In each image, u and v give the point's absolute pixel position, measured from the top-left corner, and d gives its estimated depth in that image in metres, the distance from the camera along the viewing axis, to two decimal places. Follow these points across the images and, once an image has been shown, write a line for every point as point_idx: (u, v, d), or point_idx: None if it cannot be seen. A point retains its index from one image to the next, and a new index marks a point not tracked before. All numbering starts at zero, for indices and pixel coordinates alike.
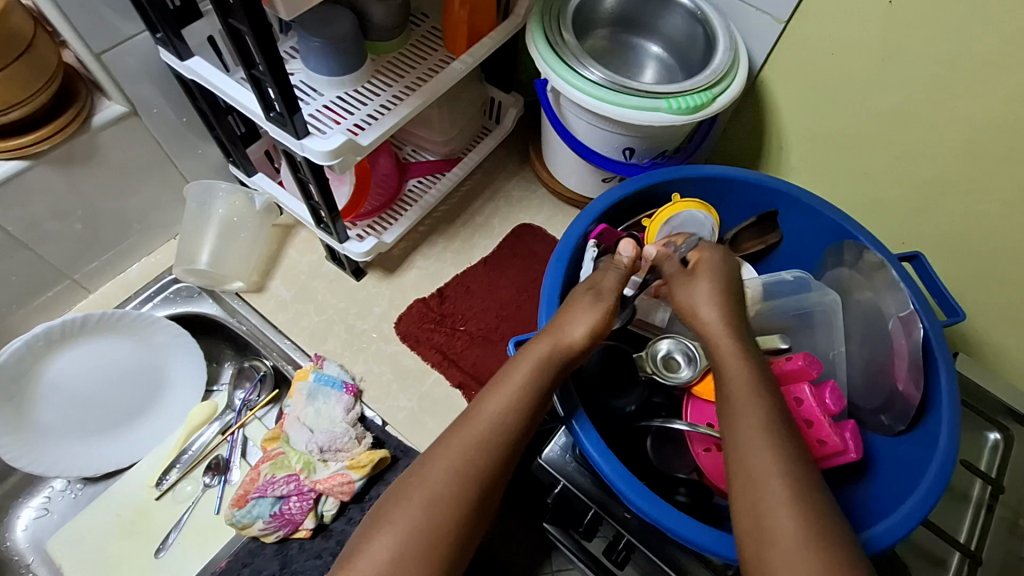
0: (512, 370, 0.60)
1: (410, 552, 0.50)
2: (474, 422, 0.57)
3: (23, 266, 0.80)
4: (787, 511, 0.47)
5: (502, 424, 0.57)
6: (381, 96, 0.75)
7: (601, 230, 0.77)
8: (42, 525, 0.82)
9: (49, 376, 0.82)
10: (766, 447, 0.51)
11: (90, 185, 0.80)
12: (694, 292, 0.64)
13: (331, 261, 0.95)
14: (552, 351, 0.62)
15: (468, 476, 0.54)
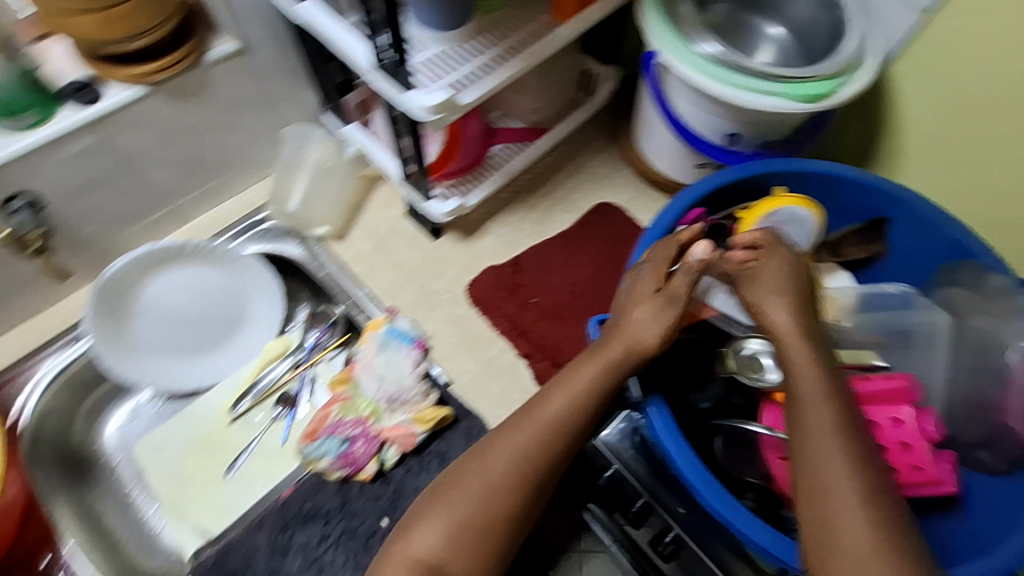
0: (578, 371, 0.63)
1: (462, 534, 0.59)
2: (535, 418, 0.62)
3: (131, 189, 0.83)
4: (857, 528, 0.48)
5: (561, 423, 0.62)
6: (482, 56, 0.71)
7: (693, 217, 0.74)
8: (129, 432, 0.87)
9: (144, 296, 0.87)
10: (843, 463, 0.51)
11: (197, 118, 0.82)
12: (768, 299, 0.61)
13: (410, 219, 0.95)
14: (621, 354, 0.63)
15: (523, 470, 0.60)
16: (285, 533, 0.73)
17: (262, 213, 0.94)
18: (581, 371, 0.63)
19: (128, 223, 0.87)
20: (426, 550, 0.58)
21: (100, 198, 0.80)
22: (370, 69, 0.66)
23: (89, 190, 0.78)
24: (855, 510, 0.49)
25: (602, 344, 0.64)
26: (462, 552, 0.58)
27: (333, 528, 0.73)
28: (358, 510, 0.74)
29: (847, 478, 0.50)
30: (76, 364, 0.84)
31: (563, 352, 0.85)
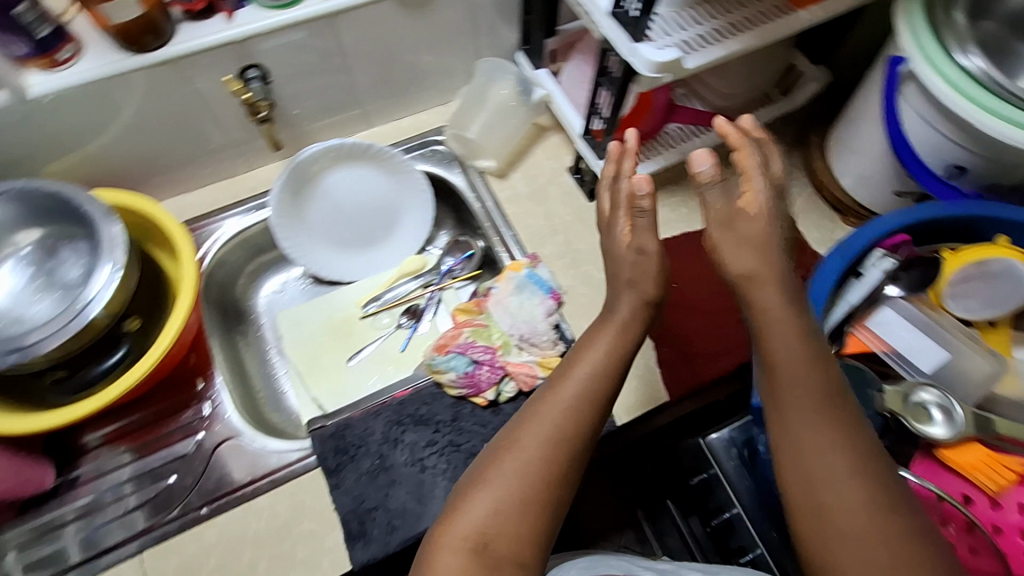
0: (592, 339, 0.65)
1: (502, 510, 0.55)
2: (568, 384, 0.61)
3: (336, 84, 0.89)
4: (846, 494, 0.50)
5: (587, 389, 0.61)
6: (713, 23, 0.68)
7: (899, 241, 0.69)
8: (276, 300, 0.98)
9: (322, 184, 0.92)
10: (836, 436, 0.52)
11: (410, 31, 0.86)
12: (747, 260, 0.59)
13: (571, 175, 0.95)
14: (626, 320, 0.65)
15: (560, 439, 0.58)
16: (398, 428, 0.77)
17: (433, 138, 0.98)
18: (594, 341, 0.65)
19: (324, 114, 0.92)
20: (473, 528, 0.54)
21: (311, 86, 0.87)
22: (606, 14, 0.66)
23: (305, 73, 0.84)
24: (846, 482, 0.50)
25: (614, 321, 0.66)
26: (510, 529, 0.54)
27: (440, 439, 0.76)
28: (466, 430, 0.77)
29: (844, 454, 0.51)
30: (254, 228, 0.92)
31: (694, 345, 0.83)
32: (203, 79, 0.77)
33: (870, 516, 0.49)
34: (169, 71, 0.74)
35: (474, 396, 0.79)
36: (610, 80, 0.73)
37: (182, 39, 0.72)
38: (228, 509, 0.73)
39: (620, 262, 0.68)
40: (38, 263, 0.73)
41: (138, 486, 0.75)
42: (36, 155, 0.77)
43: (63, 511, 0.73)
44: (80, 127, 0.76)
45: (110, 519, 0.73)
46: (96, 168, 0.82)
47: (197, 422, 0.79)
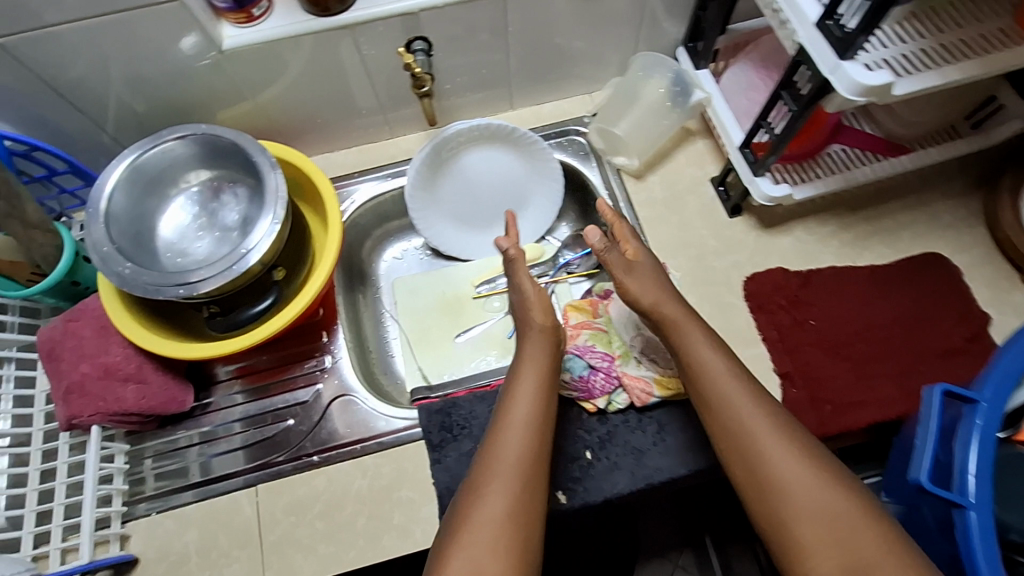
0: (529, 355, 0.71)
1: (491, 553, 0.56)
2: (521, 393, 0.67)
3: (491, 64, 0.88)
4: (798, 480, 0.56)
5: (535, 397, 0.67)
6: (926, 42, 0.60)
7: None
8: (395, 266, 1.01)
9: (461, 160, 0.93)
10: (765, 431, 0.59)
11: (576, 18, 0.83)
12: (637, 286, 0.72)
13: (714, 186, 0.89)
14: (545, 324, 0.74)
15: (531, 442, 0.64)
16: None
17: (573, 127, 0.95)
18: (531, 359, 0.71)
19: (472, 90, 0.92)
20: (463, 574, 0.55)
21: (468, 63, 0.86)
22: (812, 25, 0.58)
23: (465, 48, 0.83)
24: (795, 470, 0.57)
25: (536, 329, 0.73)
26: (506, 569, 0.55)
27: None
28: (571, 433, 0.76)
29: (778, 445, 0.58)
30: (386, 195, 0.95)
31: (826, 390, 0.77)
32: (372, 46, 0.79)
33: (828, 498, 0.55)
34: (345, 35, 0.75)
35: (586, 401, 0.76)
36: (792, 96, 0.66)
37: (364, 6, 0.74)
38: (337, 462, 0.76)
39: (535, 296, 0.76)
40: (202, 203, 0.77)
41: (256, 423, 0.81)
42: (211, 101, 0.81)
43: (193, 432, 0.80)
44: (253, 78, 0.80)
45: (223, 451, 0.79)
46: (258, 118, 0.87)
47: (317, 372, 0.83)
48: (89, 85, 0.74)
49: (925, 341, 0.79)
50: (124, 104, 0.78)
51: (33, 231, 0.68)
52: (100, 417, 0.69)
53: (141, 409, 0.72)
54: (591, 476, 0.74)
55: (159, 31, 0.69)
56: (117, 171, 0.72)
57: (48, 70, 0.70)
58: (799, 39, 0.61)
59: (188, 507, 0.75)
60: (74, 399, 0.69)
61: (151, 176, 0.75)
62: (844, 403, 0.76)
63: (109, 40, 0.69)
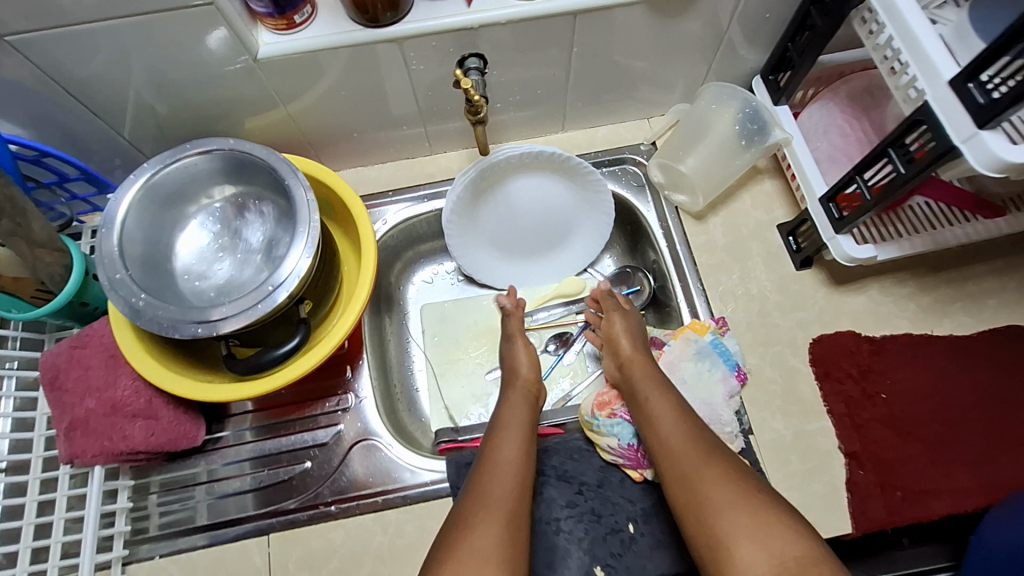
0: (511, 402, 0.71)
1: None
2: (507, 427, 0.67)
3: (547, 86, 0.79)
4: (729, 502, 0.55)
5: (521, 428, 0.67)
6: None
7: None
8: (424, 290, 0.93)
9: (506, 187, 0.84)
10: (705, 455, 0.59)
11: (648, 43, 0.75)
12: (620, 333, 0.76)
13: (781, 233, 0.81)
14: (533, 377, 0.75)
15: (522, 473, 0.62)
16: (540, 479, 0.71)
17: (630, 155, 0.87)
18: (514, 402, 0.71)
19: (524, 108, 0.83)
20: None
21: (523, 84, 0.78)
22: (945, 82, 0.52)
23: (522, 66, 0.75)
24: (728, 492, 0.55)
25: (520, 377, 0.74)
26: None
27: (581, 503, 0.70)
28: (612, 502, 0.70)
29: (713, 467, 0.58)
30: (420, 217, 0.87)
31: (896, 474, 0.70)
32: (421, 61, 0.71)
33: (777, 538, 0.50)
34: (393, 49, 0.67)
35: (631, 469, 0.71)
36: (901, 157, 0.58)
37: (418, 18, 0.66)
38: (357, 515, 0.71)
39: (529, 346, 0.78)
40: (225, 221, 0.71)
41: (271, 464, 0.75)
42: (241, 110, 0.74)
43: (202, 468, 0.74)
44: (287, 87, 0.72)
45: (234, 491, 0.73)
46: (289, 128, 0.79)
47: (339, 411, 0.77)
48: (108, 88, 0.66)
49: (1009, 427, 0.71)
50: (145, 109, 0.71)
51: (41, 249, 0.61)
52: (104, 458, 0.64)
53: (149, 448, 0.66)
54: (632, 552, 0.68)
55: (188, 35, 0.62)
56: (132, 190, 0.64)
57: (63, 71, 0.63)
58: (923, 95, 0.54)
59: (194, 552, 0.70)
60: (75, 438, 0.63)
61: (169, 194, 0.67)
62: (915, 490, 0.69)
63: (132, 42, 0.61)
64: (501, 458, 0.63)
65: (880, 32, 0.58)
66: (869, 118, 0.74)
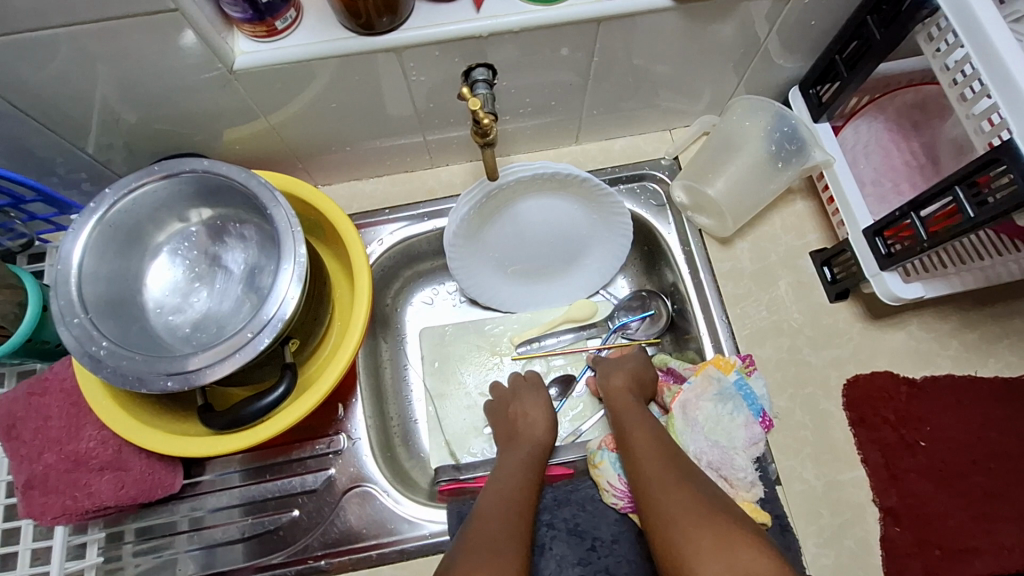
0: (507, 455, 0.68)
1: None
2: (494, 478, 0.64)
3: (561, 95, 0.72)
4: (692, 522, 0.49)
5: (512, 477, 0.64)
6: None
7: None
8: (423, 311, 0.86)
9: (516, 208, 0.76)
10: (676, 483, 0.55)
11: (675, 52, 0.67)
12: (613, 374, 0.71)
13: (813, 260, 0.75)
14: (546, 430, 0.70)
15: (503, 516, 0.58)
16: (549, 533, 0.66)
17: (650, 170, 0.80)
18: (509, 452, 0.68)
19: (535, 119, 0.75)
20: None
21: (535, 94, 0.70)
22: None
23: (534, 75, 0.67)
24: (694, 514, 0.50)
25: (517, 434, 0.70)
26: None
27: (595, 560, 0.65)
28: (628, 560, 0.64)
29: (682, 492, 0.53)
30: (419, 236, 0.80)
31: (936, 531, 0.65)
32: (421, 70, 0.63)
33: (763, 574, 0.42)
34: (390, 58, 0.60)
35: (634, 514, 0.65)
36: (970, 198, 0.51)
37: (417, 25, 0.58)
38: (351, 570, 0.65)
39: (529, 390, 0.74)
40: (201, 251, 0.63)
41: (257, 511, 0.69)
42: (219, 123, 0.66)
43: (182, 517, 0.68)
44: (269, 98, 0.64)
45: (219, 542, 0.67)
46: (273, 141, 0.71)
47: (330, 454, 0.70)
48: (64, 100, 0.58)
49: None
50: (108, 122, 0.62)
51: None
52: (68, 517, 0.58)
53: (119, 502, 0.60)
54: None
55: (152, 43, 0.54)
56: (92, 221, 0.56)
57: (9, 82, 0.55)
58: (1007, 132, 0.48)
59: None
60: (35, 496, 0.57)
61: (135, 222, 0.59)
62: (956, 549, 0.64)
63: (87, 51, 0.53)
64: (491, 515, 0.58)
65: (957, 47, 0.51)
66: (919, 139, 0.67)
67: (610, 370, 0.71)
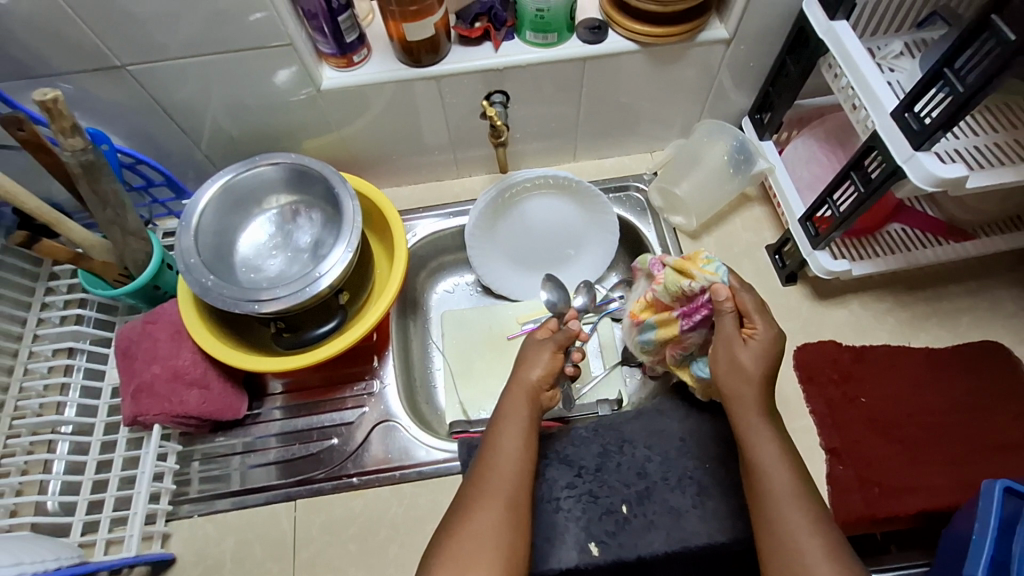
0: (510, 405, 0.67)
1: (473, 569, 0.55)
2: (495, 447, 0.64)
3: (560, 119, 0.91)
4: (806, 531, 0.52)
5: (517, 441, 0.64)
6: (975, 139, 0.66)
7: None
8: (446, 299, 1.03)
9: (523, 208, 0.97)
10: (783, 478, 0.55)
11: (648, 85, 0.86)
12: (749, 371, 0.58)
13: (768, 252, 0.90)
14: (540, 378, 0.69)
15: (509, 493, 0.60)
16: (543, 461, 0.78)
17: (634, 182, 0.98)
18: (513, 407, 0.67)
19: (540, 139, 0.95)
20: None
21: (540, 118, 0.90)
22: (889, 115, 0.60)
23: (541, 101, 0.87)
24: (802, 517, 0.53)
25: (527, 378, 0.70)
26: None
27: (580, 484, 0.77)
28: (609, 485, 0.77)
29: (792, 489, 0.54)
30: (447, 231, 0.99)
31: (875, 471, 0.76)
32: (453, 96, 0.83)
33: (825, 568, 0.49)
34: (431, 85, 0.80)
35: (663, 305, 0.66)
36: (861, 178, 0.66)
37: (453, 60, 0.79)
38: (376, 486, 0.79)
39: (539, 352, 0.71)
40: (280, 223, 0.82)
41: (301, 439, 0.83)
42: (299, 133, 0.87)
43: (240, 441, 0.83)
44: (339, 114, 0.85)
45: (268, 462, 0.82)
46: (337, 150, 0.92)
47: (365, 395, 0.86)
48: (190, 111, 0.80)
49: (977, 433, 0.77)
50: (221, 127, 0.84)
51: (127, 238, 0.74)
52: (161, 418, 0.73)
53: (200, 414, 0.76)
54: (626, 531, 0.74)
55: (265, 69, 0.75)
56: (210, 193, 0.77)
57: (156, 97, 0.76)
58: (873, 125, 0.62)
59: (228, 514, 0.78)
60: (141, 397, 0.73)
61: (238, 198, 0.80)
62: (893, 487, 0.74)
63: (219, 73, 0.75)
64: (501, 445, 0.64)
65: (841, 75, 0.68)
66: (844, 150, 0.84)
67: (750, 368, 0.58)
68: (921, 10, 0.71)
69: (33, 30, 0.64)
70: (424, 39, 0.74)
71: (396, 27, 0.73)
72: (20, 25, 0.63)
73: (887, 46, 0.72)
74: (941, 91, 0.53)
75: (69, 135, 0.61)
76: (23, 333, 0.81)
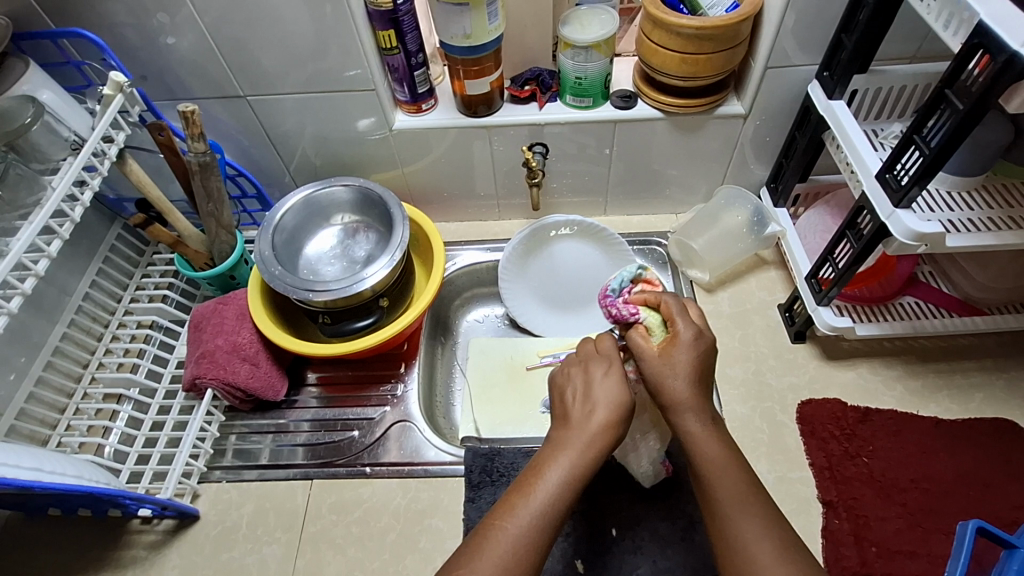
0: (563, 448, 0.60)
1: None
2: (536, 495, 0.56)
3: (592, 174, 1.03)
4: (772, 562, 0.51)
5: (560, 497, 0.56)
6: (974, 212, 0.70)
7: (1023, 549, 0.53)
8: (475, 326, 1.11)
9: (552, 249, 1.07)
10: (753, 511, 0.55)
11: (673, 151, 0.97)
12: (667, 373, 0.61)
13: (780, 312, 0.95)
14: (604, 422, 0.61)
15: (518, 557, 0.53)
16: None
17: (657, 238, 1.08)
18: (565, 448, 0.59)
19: (573, 192, 1.07)
20: None
21: (575, 172, 1.02)
22: (874, 177, 0.68)
23: (576, 157, 0.99)
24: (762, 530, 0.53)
25: (592, 421, 0.61)
26: None
27: (574, 503, 0.80)
28: (601, 506, 0.80)
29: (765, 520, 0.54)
30: (484, 263, 1.10)
31: (871, 531, 0.76)
32: (501, 144, 0.97)
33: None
34: (482, 133, 0.94)
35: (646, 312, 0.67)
36: (856, 235, 0.73)
37: (503, 114, 0.93)
38: (385, 477, 0.86)
39: (602, 379, 0.64)
40: (343, 237, 0.96)
41: (326, 428, 0.91)
42: (371, 165, 1.03)
43: (275, 421, 0.92)
44: (405, 155, 1.01)
45: (291, 443, 0.90)
46: (400, 183, 1.07)
47: (390, 396, 0.94)
48: (288, 139, 0.97)
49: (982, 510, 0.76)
50: (308, 155, 1.01)
51: (220, 230, 0.89)
52: (216, 383, 0.84)
53: (247, 386, 0.87)
54: (612, 553, 0.76)
55: (351, 110, 0.92)
56: (292, 201, 0.92)
57: (262, 125, 0.95)
58: (863, 187, 0.70)
59: (252, 483, 0.86)
60: (203, 363, 0.85)
61: (311, 211, 0.95)
62: (890, 549, 0.74)
63: (315, 110, 0.92)
64: (545, 484, 0.57)
65: (839, 147, 0.76)
66: None
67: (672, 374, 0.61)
68: (918, 99, 0.80)
69: (184, 65, 0.84)
70: (480, 94, 0.90)
71: (459, 84, 0.89)
72: (175, 60, 0.83)
73: (888, 128, 0.81)
74: (916, 152, 0.61)
75: (196, 140, 0.79)
76: (116, 307, 0.96)
